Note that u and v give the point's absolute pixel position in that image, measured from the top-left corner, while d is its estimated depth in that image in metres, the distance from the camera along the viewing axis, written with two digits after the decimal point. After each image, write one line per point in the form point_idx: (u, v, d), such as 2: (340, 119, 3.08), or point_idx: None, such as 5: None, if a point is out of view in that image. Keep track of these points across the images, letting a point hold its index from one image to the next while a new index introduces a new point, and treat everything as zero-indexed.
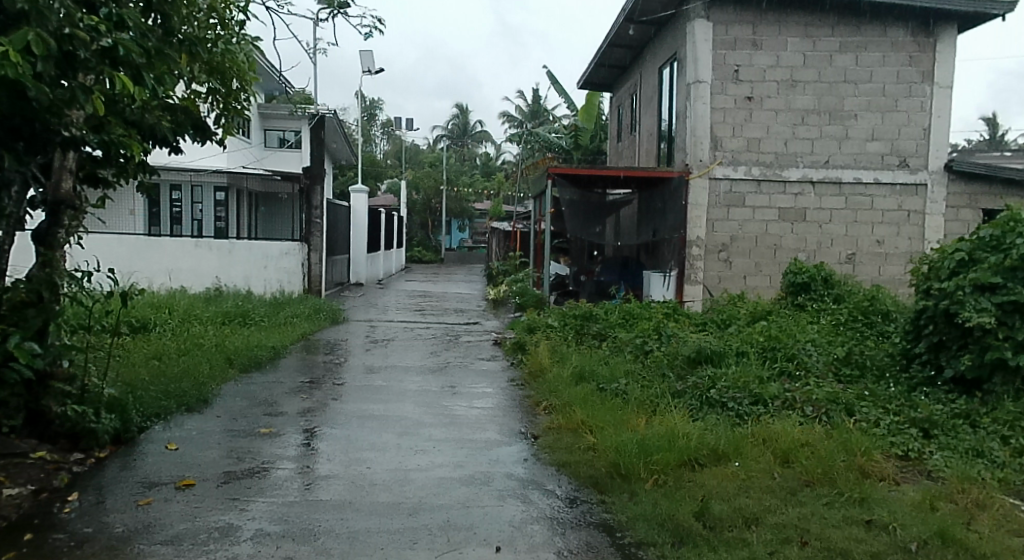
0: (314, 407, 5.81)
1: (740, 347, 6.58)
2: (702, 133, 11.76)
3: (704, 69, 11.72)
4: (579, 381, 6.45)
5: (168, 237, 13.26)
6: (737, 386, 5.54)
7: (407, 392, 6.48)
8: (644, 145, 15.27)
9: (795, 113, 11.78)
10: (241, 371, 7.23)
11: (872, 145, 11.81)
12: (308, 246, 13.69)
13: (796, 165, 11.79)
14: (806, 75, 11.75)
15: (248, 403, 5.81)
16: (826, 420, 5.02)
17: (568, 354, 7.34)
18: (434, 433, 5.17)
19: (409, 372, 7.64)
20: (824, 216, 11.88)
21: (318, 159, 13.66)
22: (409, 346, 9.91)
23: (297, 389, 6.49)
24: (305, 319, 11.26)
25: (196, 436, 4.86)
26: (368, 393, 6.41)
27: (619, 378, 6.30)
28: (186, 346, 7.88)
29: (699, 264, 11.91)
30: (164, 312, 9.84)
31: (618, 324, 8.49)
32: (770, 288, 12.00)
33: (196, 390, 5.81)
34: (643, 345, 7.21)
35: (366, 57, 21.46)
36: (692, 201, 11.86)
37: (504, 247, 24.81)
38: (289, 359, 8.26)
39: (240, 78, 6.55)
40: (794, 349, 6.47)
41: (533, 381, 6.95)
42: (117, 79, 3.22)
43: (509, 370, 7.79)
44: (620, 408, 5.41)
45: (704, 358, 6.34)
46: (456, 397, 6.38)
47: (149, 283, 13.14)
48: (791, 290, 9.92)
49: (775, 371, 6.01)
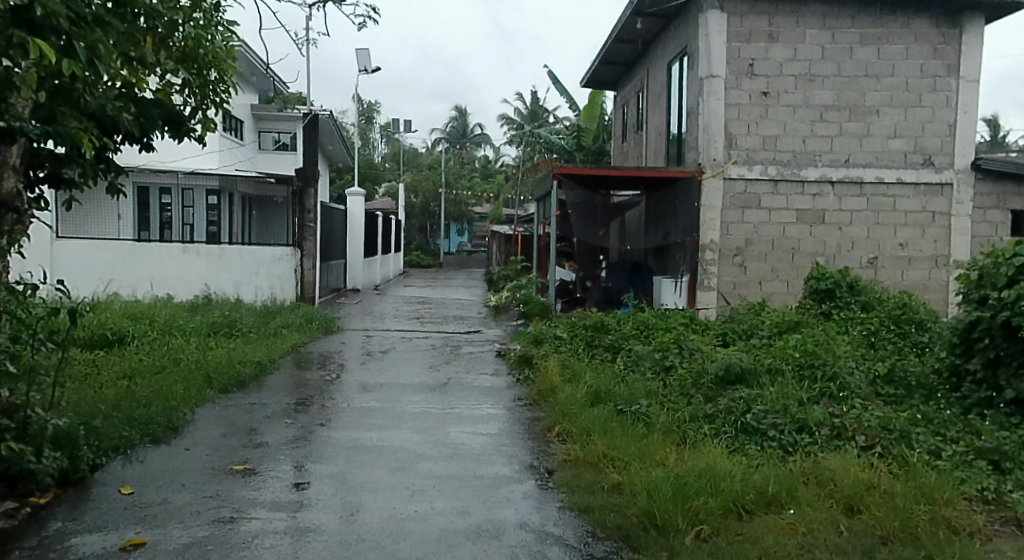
0: (299, 436, 5.15)
1: (773, 362, 5.94)
2: (716, 130, 11.15)
3: (717, 63, 11.10)
4: (595, 403, 5.82)
5: (154, 242, 12.66)
6: (777, 412, 4.91)
7: (403, 417, 5.82)
8: (651, 144, 14.64)
9: (813, 109, 11.17)
10: (221, 392, 6.56)
11: (894, 143, 11.18)
12: (301, 251, 13.00)
13: (815, 164, 11.17)
14: (825, 69, 11.13)
15: (224, 431, 5.17)
16: (886, 452, 4.39)
17: (579, 370, 6.69)
18: (433, 468, 4.51)
19: (406, 391, 6.98)
20: (845, 218, 11.24)
21: (312, 161, 12.97)
22: (407, 359, 9.27)
23: (282, 413, 5.84)
24: (296, 330, 10.60)
25: (160, 476, 4.21)
26: (361, 417, 5.75)
27: (640, 400, 5.67)
28: (163, 363, 7.22)
29: (713, 269, 11.28)
30: (145, 324, 9.19)
31: (632, 335, 7.86)
32: (788, 294, 11.35)
33: (166, 417, 5.17)
34: (662, 360, 6.59)
35: (362, 56, 20.84)
36: (706, 203, 11.22)
37: (505, 251, 24.13)
38: (276, 375, 7.62)
39: (217, 66, 5.95)
40: (834, 366, 5.80)
41: (543, 402, 6.29)
42: (34, 45, 2.52)
43: (515, 387, 7.13)
44: (646, 438, 4.79)
45: (734, 377, 5.70)
46: (458, 421, 5.71)
47: (132, 292, 12.56)
48: (815, 297, 9.25)
49: (815, 391, 5.37)
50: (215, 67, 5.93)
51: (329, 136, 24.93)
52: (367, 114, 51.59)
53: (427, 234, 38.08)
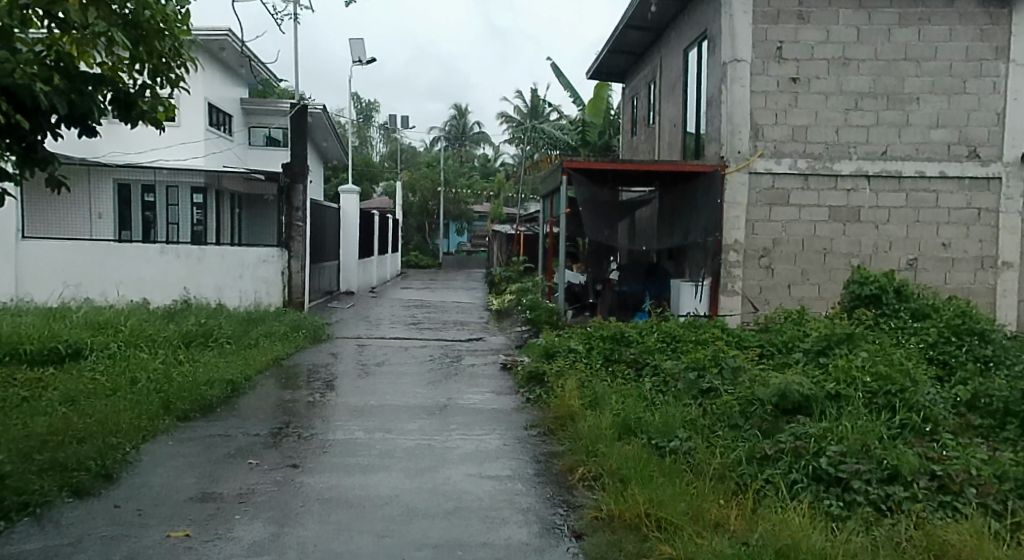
0: (264, 484, 4.15)
1: (836, 384, 4.97)
2: (740, 120, 10.19)
3: (742, 46, 10.14)
4: (622, 436, 4.88)
5: (128, 243, 11.64)
6: (858, 454, 3.97)
7: (394, 454, 4.81)
8: (665, 137, 13.66)
9: (847, 96, 10.21)
10: (181, 420, 5.52)
11: (936, 133, 10.21)
12: (290, 252, 12.02)
13: (849, 157, 10.22)
14: (860, 52, 10.18)
15: (171, 478, 4.16)
16: (1011, 514, 3.44)
17: (602, 391, 5.74)
18: (429, 533, 3.53)
19: (399, 416, 5.98)
20: (882, 215, 10.29)
21: (299, 155, 12.03)
22: (401, 373, 8.30)
23: (251, 448, 4.85)
24: (280, 340, 9.61)
25: (74, 548, 3.22)
26: (343, 456, 4.74)
27: (678, 432, 4.75)
28: (117, 383, 6.22)
29: (738, 272, 10.31)
30: (109, 334, 8.20)
31: (658, 348, 6.93)
32: (819, 300, 10.38)
33: (98, 459, 4.16)
34: (697, 380, 5.64)
35: (355, 46, 19.84)
36: (730, 199, 10.25)
37: (506, 252, 23.17)
38: (252, 395, 6.65)
39: (171, 32, 5.15)
40: (913, 389, 4.81)
41: (561, 432, 5.33)
42: None
43: (527, 410, 6.19)
44: (694, 488, 3.85)
45: (793, 405, 4.74)
46: (460, 461, 4.71)
47: (104, 296, 11.61)
48: (857, 302, 8.29)
49: (895, 425, 4.41)
50: (170, 35, 5.14)
51: (322, 131, 23.92)
52: (366, 112, 51.26)
53: (425, 233, 37.23)
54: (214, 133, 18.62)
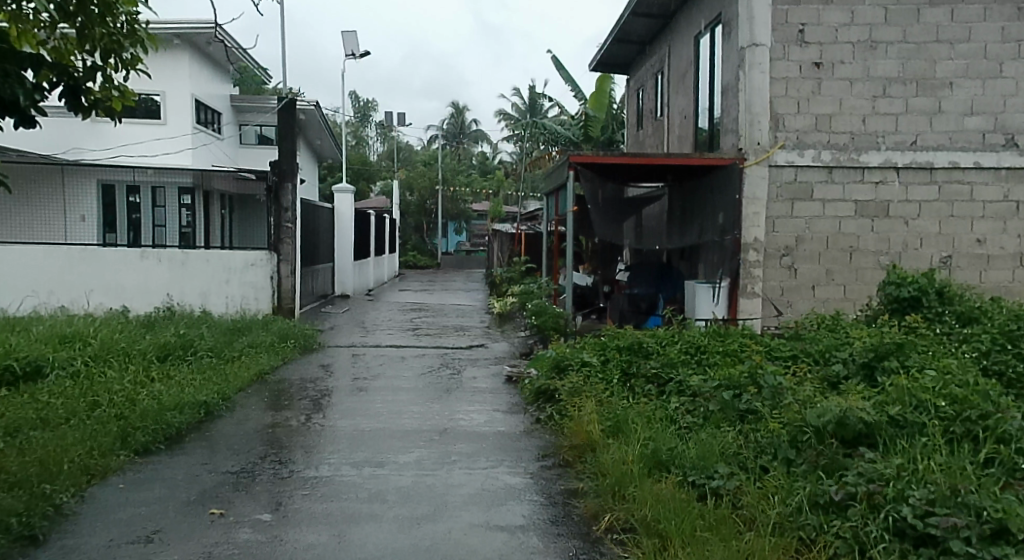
0: (227, 544, 3.42)
1: (899, 407, 4.25)
2: (760, 109, 9.45)
3: (761, 29, 9.39)
4: (653, 473, 4.18)
5: (106, 248, 10.89)
6: (948, 500, 3.26)
7: (386, 497, 4.09)
8: (675, 130, 12.93)
9: (874, 81, 9.49)
10: (139, 455, 4.79)
11: (971, 121, 9.48)
12: (278, 255, 11.27)
13: (877, 147, 9.50)
14: (888, 34, 9.46)
15: (113, 539, 3.43)
16: None
17: (624, 413, 5.04)
18: None
19: (393, 444, 5.26)
20: (912, 210, 9.57)
21: (288, 151, 11.28)
22: (397, 388, 7.58)
23: (218, 493, 4.12)
24: (266, 351, 8.88)
25: None
26: (325, 501, 4.01)
27: (721, 469, 4.05)
28: (74, 408, 5.48)
29: (758, 272, 9.58)
30: (76, 347, 7.47)
31: (682, 359, 6.22)
32: (847, 301, 9.65)
33: (23, 513, 3.42)
34: (735, 400, 4.93)
35: (348, 39, 19.11)
36: (749, 194, 9.52)
37: (507, 251, 22.44)
38: (227, 420, 5.92)
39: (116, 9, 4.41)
40: (997, 414, 4.07)
41: (581, 465, 4.63)
42: None
43: (537, 436, 5.48)
44: (752, 547, 3.16)
45: (852, 435, 4.03)
46: (464, 506, 3.99)
47: (81, 306, 10.84)
48: (895, 305, 7.57)
49: (982, 460, 3.68)
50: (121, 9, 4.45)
51: (316, 129, 23.19)
52: (362, 112, 50.70)
53: (422, 232, 36.65)
54: (202, 131, 17.91)
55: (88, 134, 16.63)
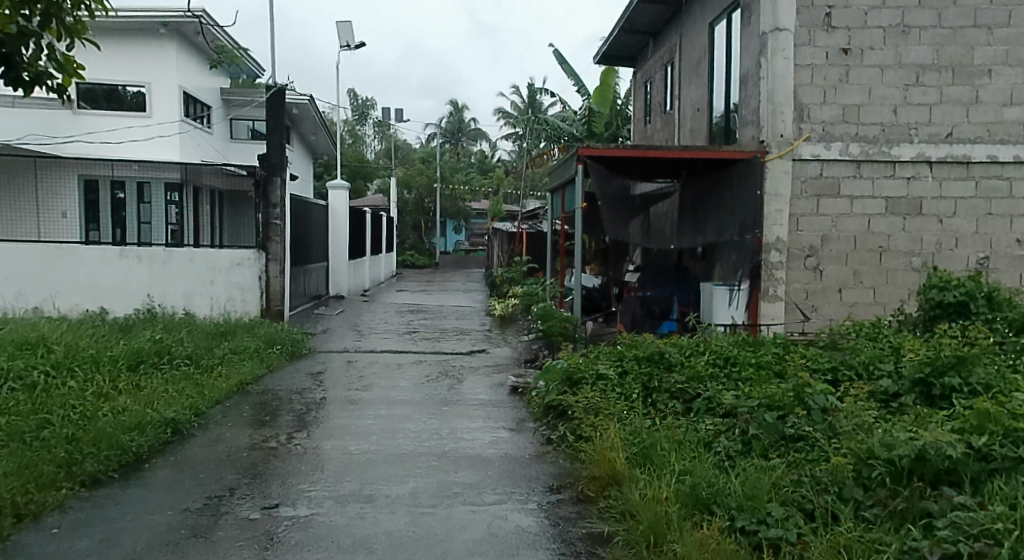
0: None
1: (987, 438, 3.55)
2: (783, 98, 8.77)
3: (785, 12, 8.70)
4: (694, 516, 3.49)
5: (82, 245, 10.16)
6: None
7: (374, 546, 3.41)
8: (687, 124, 12.27)
9: (906, 69, 8.81)
10: (82, 488, 4.07)
11: (1010, 112, 8.83)
12: (267, 254, 10.58)
13: (910, 140, 8.82)
14: (922, 18, 8.77)
15: None
16: None
17: (653, 437, 4.35)
18: None
19: (387, 471, 4.58)
20: (946, 208, 8.88)
21: (276, 144, 10.59)
22: (392, 400, 6.91)
23: (171, 540, 3.43)
24: (251, 358, 8.20)
25: None
26: (298, 551, 3.32)
27: (779, 514, 3.35)
28: (19, 426, 4.78)
29: (781, 275, 8.91)
30: (37, 355, 6.76)
31: (710, 371, 5.55)
32: (876, 306, 8.97)
33: None
34: (782, 425, 4.23)
35: (342, 30, 18.39)
36: (771, 190, 8.86)
37: (507, 251, 21.77)
38: (196, 441, 5.22)
39: None
40: None
41: (605, 502, 3.95)
42: None
43: (552, 462, 4.80)
44: None
45: (935, 475, 3.33)
46: (468, 556, 3.32)
47: (56, 307, 10.12)
48: (939, 310, 6.89)
49: None
50: None
51: (311, 125, 22.50)
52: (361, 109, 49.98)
53: (421, 232, 35.94)
54: (191, 125, 17.19)
55: (70, 125, 15.88)
